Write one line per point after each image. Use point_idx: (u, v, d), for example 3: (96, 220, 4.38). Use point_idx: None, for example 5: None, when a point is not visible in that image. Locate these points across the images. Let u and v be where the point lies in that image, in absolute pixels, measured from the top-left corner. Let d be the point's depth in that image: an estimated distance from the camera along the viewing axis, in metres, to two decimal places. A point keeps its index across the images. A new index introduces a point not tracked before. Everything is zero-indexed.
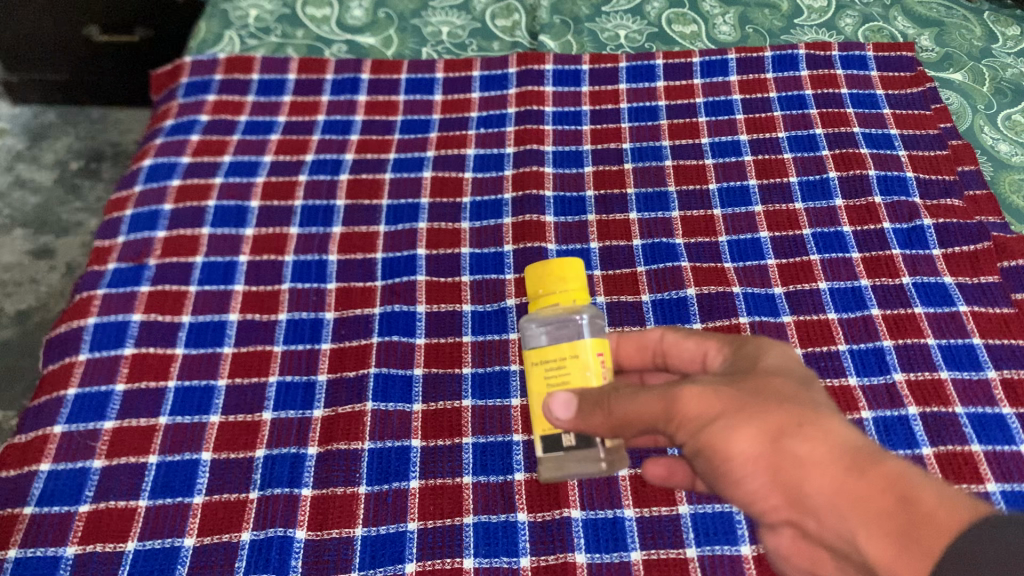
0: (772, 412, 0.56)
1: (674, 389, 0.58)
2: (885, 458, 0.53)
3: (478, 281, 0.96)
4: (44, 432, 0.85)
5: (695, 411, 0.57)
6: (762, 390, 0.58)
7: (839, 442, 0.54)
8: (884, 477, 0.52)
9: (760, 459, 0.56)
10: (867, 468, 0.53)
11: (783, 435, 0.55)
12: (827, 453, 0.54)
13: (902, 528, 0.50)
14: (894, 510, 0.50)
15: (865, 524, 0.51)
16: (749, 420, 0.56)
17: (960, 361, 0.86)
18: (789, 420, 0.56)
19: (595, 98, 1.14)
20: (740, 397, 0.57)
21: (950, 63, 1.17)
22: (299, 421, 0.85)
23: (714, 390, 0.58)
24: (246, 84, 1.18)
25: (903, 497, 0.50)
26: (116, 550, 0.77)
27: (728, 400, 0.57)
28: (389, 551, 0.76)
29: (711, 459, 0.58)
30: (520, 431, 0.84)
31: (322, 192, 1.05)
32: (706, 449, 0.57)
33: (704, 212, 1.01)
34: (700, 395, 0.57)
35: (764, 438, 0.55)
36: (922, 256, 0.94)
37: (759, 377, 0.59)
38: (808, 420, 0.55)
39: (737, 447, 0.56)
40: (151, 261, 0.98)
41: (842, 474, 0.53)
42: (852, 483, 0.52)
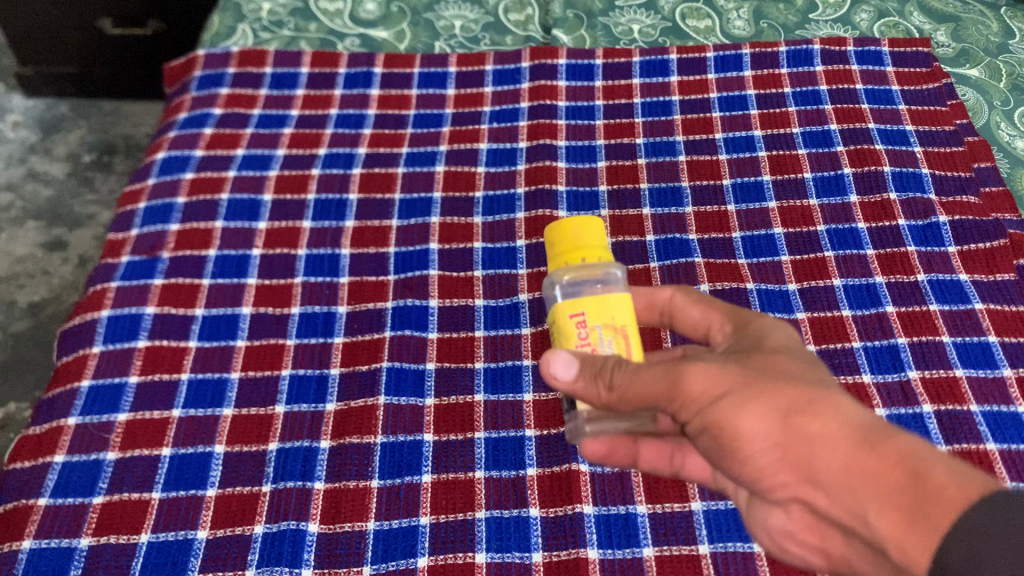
0: (781, 389, 0.56)
1: (678, 366, 0.57)
2: (896, 434, 0.53)
3: (490, 276, 0.96)
4: (59, 424, 0.85)
5: (700, 388, 0.56)
6: (769, 368, 0.57)
7: (849, 419, 0.55)
8: (896, 453, 0.52)
9: (770, 436, 0.55)
10: (878, 444, 0.53)
11: (795, 413, 0.55)
12: (838, 431, 0.54)
13: (914, 503, 0.50)
14: (906, 486, 0.51)
15: (877, 500, 0.52)
16: (758, 396, 0.55)
17: (975, 359, 0.85)
18: (799, 398, 0.55)
19: (608, 93, 1.14)
20: (747, 375, 0.57)
21: (966, 58, 1.17)
22: (312, 414, 0.86)
23: (720, 368, 0.57)
24: (259, 77, 1.18)
25: (914, 473, 0.51)
26: (130, 542, 0.77)
27: (735, 376, 0.56)
28: (402, 545, 0.76)
29: (719, 437, 0.57)
30: (533, 426, 0.84)
31: (335, 186, 1.05)
32: (714, 428, 0.56)
33: (718, 207, 1.00)
34: (706, 372, 0.56)
35: (775, 416, 0.55)
36: (937, 253, 0.94)
37: (765, 357, 0.59)
38: (819, 399, 0.55)
39: (746, 425, 0.55)
40: (165, 254, 0.99)
41: (854, 450, 0.53)
42: (863, 459, 0.53)
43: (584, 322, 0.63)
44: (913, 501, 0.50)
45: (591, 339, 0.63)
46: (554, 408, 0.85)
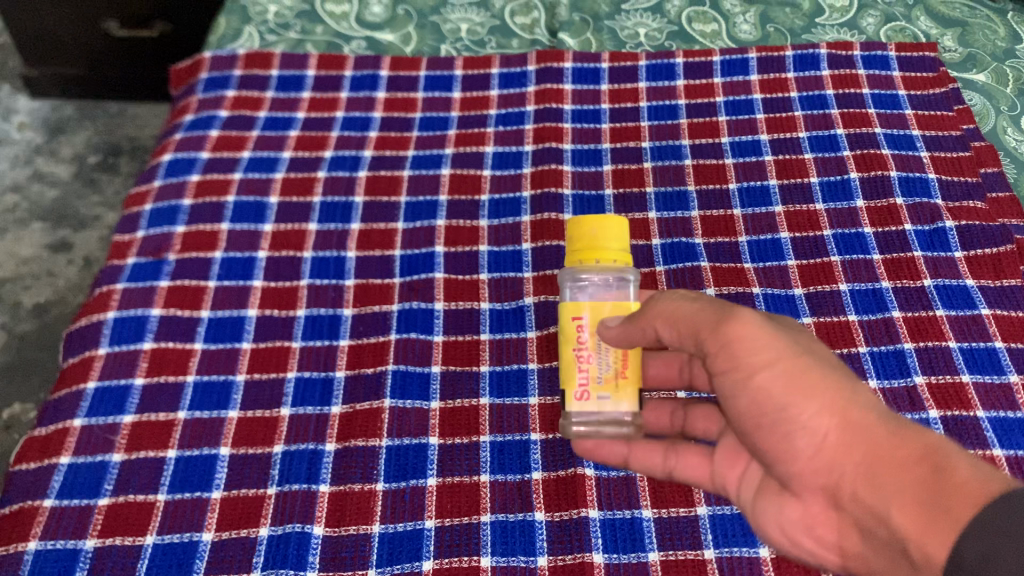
0: (825, 371, 0.62)
1: (734, 314, 0.62)
2: (923, 431, 0.59)
3: (496, 279, 0.96)
4: (64, 425, 0.85)
5: (751, 344, 0.61)
6: (815, 351, 0.63)
7: (881, 412, 0.61)
8: (922, 447, 0.58)
9: (814, 407, 0.60)
10: (906, 437, 0.59)
11: (836, 395, 0.61)
12: (871, 417, 0.60)
13: (932, 491, 0.56)
14: (926, 475, 0.56)
15: (899, 486, 0.57)
16: (806, 371, 0.61)
17: (982, 364, 0.85)
18: (841, 384, 0.61)
19: (614, 97, 1.14)
20: (798, 348, 0.62)
21: (973, 63, 1.17)
22: (316, 417, 0.86)
23: (773, 334, 0.62)
24: (265, 79, 1.18)
25: (937, 466, 0.56)
26: (135, 544, 0.77)
27: (789, 347, 0.62)
28: (406, 549, 0.76)
29: (759, 401, 0.61)
30: (538, 430, 0.84)
31: (341, 189, 1.05)
32: (756, 392, 0.61)
33: (724, 212, 1.00)
34: (761, 333, 0.62)
35: (818, 391, 0.60)
36: (943, 258, 0.94)
37: (811, 343, 0.65)
38: (858, 388, 0.61)
39: (793, 391, 0.60)
40: (171, 256, 0.99)
41: (883, 437, 0.59)
42: (891, 446, 0.59)
43: (584, 326, 0.68)
44: (932, 490, 0.55)
45: (589, 343, 0.68)
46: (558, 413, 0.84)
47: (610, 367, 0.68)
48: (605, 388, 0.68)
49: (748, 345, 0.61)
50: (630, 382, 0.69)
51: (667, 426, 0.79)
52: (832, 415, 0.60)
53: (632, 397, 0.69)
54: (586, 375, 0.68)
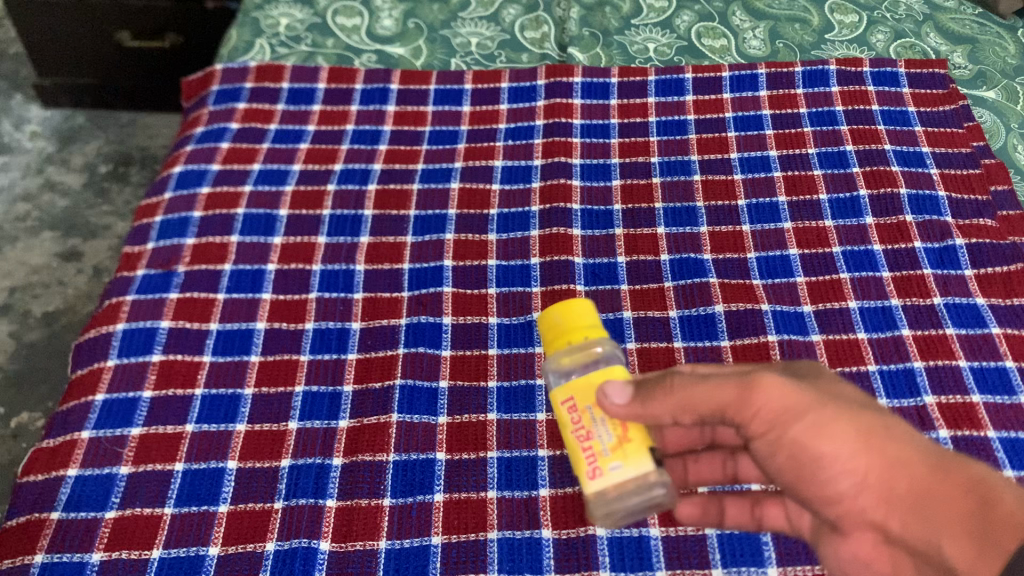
0: (857, 413, 0.59)
1: (751, 378, 0.59)
2: (960, 462, 0.61)
3: (504, 294, 0.96)
4: (73, 438, 0.85)
5: (775, 401, 0.58)
6: (838, 393, 0.61)
7: (922, 447, 0.60)
8: (963, 480, 0.60)
9: (852, 456, 0.58)
10: (948, 469, 0.60)
11: (873, 436, 0.59)
12: (914, 456, 0.59)
13: (979, 525, 0.58)
14: (973, 508, 0.58)
15: (947, 523, 0.59)
16: (836, 419, 0.59)
17: (992, 384, 0.85)
18: (874, 422, 0.59)
19: (623, 111, 1.14)
20: (820, 396, 0.60)
21: (983, 80, 1.16)
22: (324, 431, 0.86)
23: (791, 384, 0.59)
24: (276, 92, 1.19)
25: (982, 500, 0.59)
26: (141, 557, 0.77)
27: (814, 397, 0.59)
28: (413, 565, 0.76)
29: (797, 456, 0.59)
30: (546, 446, 0.83)
31: (350, 202, 1.05)
32: (792, 446, 0.59)
33: (733, 227, 1.00)
34: (780, 389, 0.58)
35: (857, 437, 0.58)
36: (954, 277, 0.93)
37: (831, 383, 0.62)
38: (891, 424, 0.60)
39: (828, 444, 0.58)
40: (180, 268, 0.99)
41: (929, 476, 0.59)
42: (937, 483, 0.59)
43: (574, 406, 0.62)
44: (981, 525, 0.58)
45: (585, 420, 0.62)
46: None
47: (611, 434, 0.61)
48: (615, 457, 0.61)
49: (773, 408, 0.58)
50: (639, 444, 0.61)
51: (719, 473, 0.76)
52: (874, 457, 0.58)
53: (647, 458, 0.61)
54: (592, 450, 0.61)
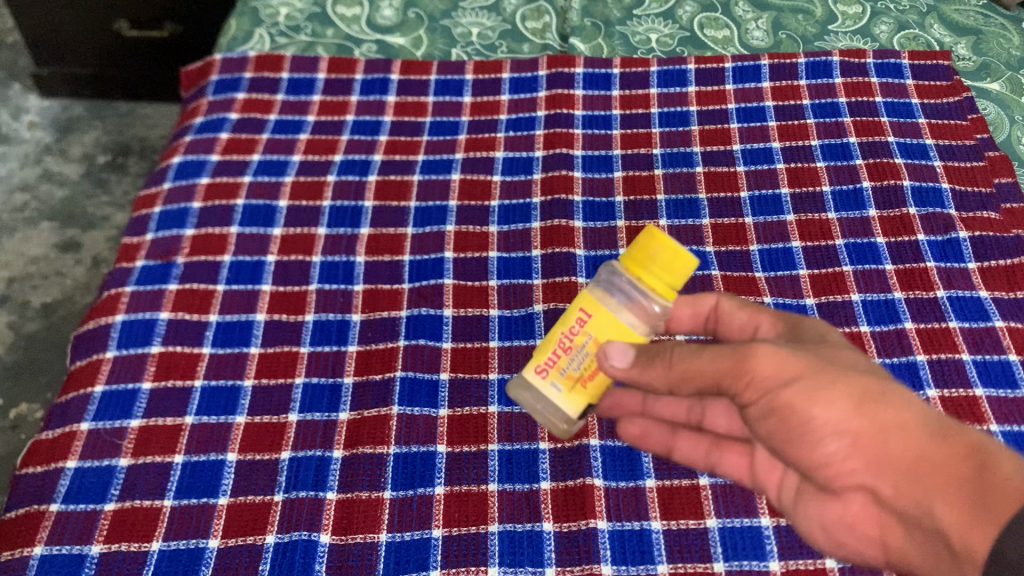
0: (852, 379, 0.61)
1: (748, 348, 0.61)
2: (965, 429, 0.60)
3: (505, 286, 0.96)
4: (72, 429, 0.85)
5: (769, 369, 0.61)
6: (836, 359, 0.63)
7: (921, 412, 0.61)
8: (965, 445, 0.59)
9: (841, 421, 0.60)
10: (947, 434, 0.59)
11: (866, 401, 0.61)
12: (909, 421, 0.60)
13: (974, 489, 0.56)
14: (970, 474, 0.57)
15: (941, 488, 0.58)
16: (828, 384, 0.61)
17: (995, 378, 0.84)
18: (870, 387, 0.61)
19: (625, 102, 1.13)
20: (816, 363, 0.62)
21: (987, 72, 1.16)
22: (324, 423, 0.85)
23: (787, 353, 0.61)
24: (276, 82, 1.18)
25: (981, 464, 0.57)
26: (141, 550, 0.77)
27: (809, 363, 0.62)
28: (413, 558, 0.76)
29: (788, 419, 0.62)
30: (547, 439, 0.83)
31: (351, 193, 1.05)
32: (784, 409, 0.61)
33: (736, 220, 0.99)
34: (776, 358, 0.61)
35: (849, 402, 0.61)
36: (957, 270, 0.93)
37: (832, 349, 0.65)
38: (889, 391, 0.61)
39: (818, 409, 0.61)
40: (179, 259, 0.98)
41: (924, 441, 0.59)
42: (932, 448, 0.59)
43: (584, 321, 0.67)
44: (976, 489, 0.56)
45: (575, 338, 0.68)
46: None
47: (579, 368, 0.68)
48: (562, 380, 0.69)
49: (766, 376, 0.61)
50: (587, 391, 0.69)
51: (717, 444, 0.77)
52: (866, 421, 0.60)
53: (579, 406, 0.69)
54: (556, 359, 0.69)
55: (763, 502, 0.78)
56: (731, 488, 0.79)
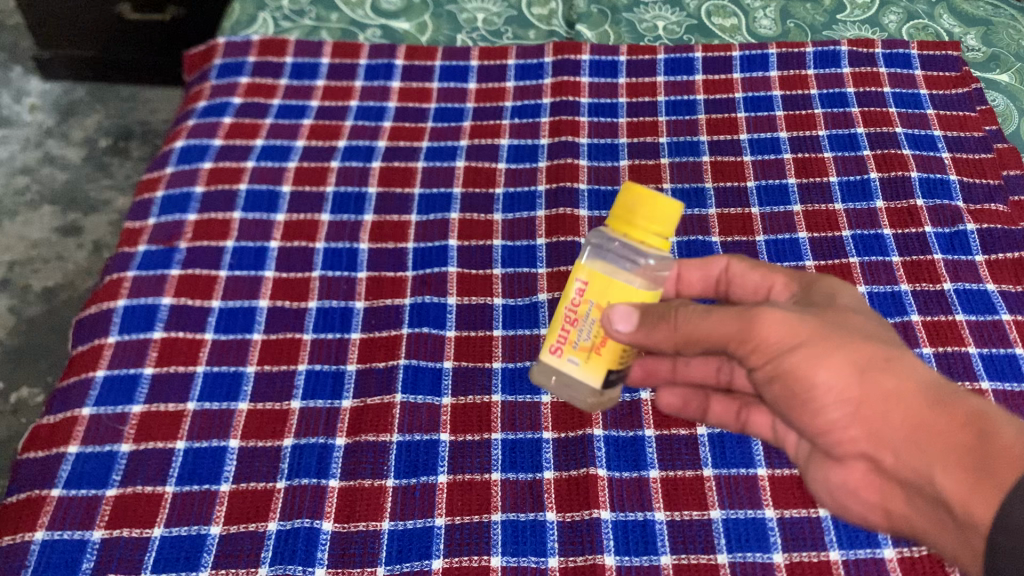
0: (857, 345, 0.63)
1: (755, 312, 0.62)
2: (964, 396, 0.62)
3: (510, 275, 0.95)
4: (73, 414, 0.85)
5: (775, 334, 0.62)
6: (841, 324, 0.65)
7: (921, 379, 0.63)
8: (965, 413, 0.61)
9: (844, 386, 0.62)
10: (947, 403, 0.62)
11: (868, 365, 0.63)
12: (910, 389, 0.62)
13: (976, 459, 0.59)
14: (971, 443, 0.59)
15: (942, 455, 0.61)
16: (833, 350, 0.63)
17: (1002, 371, 0.84)
18: (875, 354, 0.63)
19: (632, 90, 1.12)
20: (821, 328, 0.63)
21: (996, 63, 1.15)
22: (327, 411, 0.85)
23: (793, 318, 0.63)
24: (280, 66, 1.17)
25: (982, 433, 0.59)
26: (142, 536, 0.77)
27: (813, 328, 0.63)
28: (416, 547, 0.76)
29: (791, 384, 0.64)
30: (550, 429, 0.83)
31: (354, 179, 1.04)
32: (787, 376, 0.63)
33: (742, 210, 0.99)
34: (783, 322, 0.62)
35: (853, 368, 0.62)
36: (964, 262, 0.92)
37: (837, 312, 0.66)
38: (892, 356, 0.63)
39: (821, 375, 0.62)
40: (182, 244, 0.98)
41: (925, 409, 0.62)
42: (933, 416, 0.62)
43: (582, 291, 0.67)
44: (978, 458, 0.59)
45: (578, 310, 0.68)
46: (571, 411, 0.84)
47: (589, 338, 0.68)
48: (576, 353, 0.69)
49: (773, 340, 0.62)
50: (604, 359, 0.68)
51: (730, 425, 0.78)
52: (868, 388, 0.62)
53: (599, 374, 0.68)
54: (566, 335, 0.69)
55: (767, 494, 0.77)
56: (735, 479, 0.78)
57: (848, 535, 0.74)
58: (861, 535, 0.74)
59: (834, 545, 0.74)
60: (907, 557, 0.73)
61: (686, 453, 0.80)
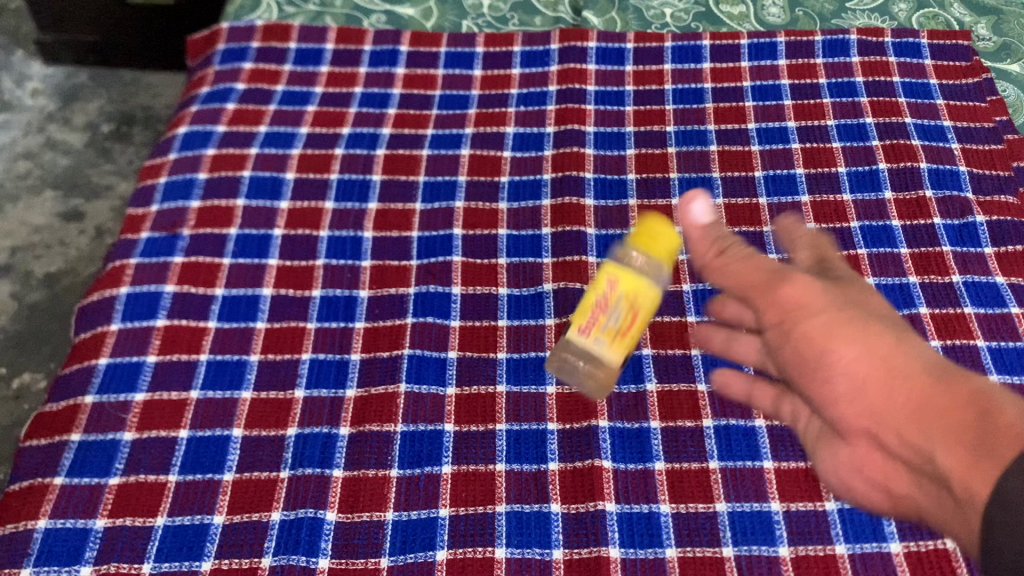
0: (872, 329, 0.68)
1: (782, 273, 0.73)
2: (972, 379, 0.62)
3: (515, 264, 0.94)
4: (76, 401, 0.84)
5: (794, 294, 0.71)
6: (863, 303, 0.71)
7: (929, 364, 0.64)
8: (966, 391, 0.60)
9: (853, 357, 0.67)
10: (951, 384, 0.62)
11: (883, 345, 0.66)
12: (919, 368, 0.64)
13: (977, 436, 0.57)
14: (971, 420, 0.58)
15: (941, 431, 0.60)
16: (848, 322, 0.68)
17: (1011, 365, 0.83)
18: (890, 341, 0.67)
19: (639, 78, 1.11)
20: (842, 301, 0.70)
21: (1007, 52, 1.13)
22: (331, 400, 0.84)
23: (813, 285, 0.71)
24: (284, 52, 1.16)
25: (983, 411, 0.58)
26: (145, 525, 0.77)
27: (834, 301, 0.70)
28: (420, 537, 0.75)
29: (800, 346, 0.70)
30: (556, 420, 0.82)
31: (359, 166, 1.03)
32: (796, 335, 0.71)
33: (750, 200, 0.98)
34: (801, 287, 0.71)
35: (866, 346, 0.67)
36: (973, 254, 0.91)
37: (865, 294, 0.72)
38: (904, 340, 0.67)
39: (835, 348, 0.68)
40: (185, 231, 0.97)
41: (929, 388, 0.63)
42: (935, 392, 0.62)
43: (614, 283, 0.72)
44: (979, 434, 0.57)
45: (611, 298, 0.72)
46: (576, 402, 0.83)
47: (617, 323, 0.72)
48: (603, 335, 0.73)
49: (790, 300, 0.71)
50: (628, 339, 0.73)
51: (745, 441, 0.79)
52: (874, 361, 0.66)
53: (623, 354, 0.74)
54: (595, 319, 0.73)
55: (773, 487, 0.77)
56: (742, 472, 0.78)
57: (854, 529, 0.74)
58: (868, 529, 0.74)
59: (840, 539, 0.74)
60: (913, 552, 0.72)
61: (692, 446, 0.80)
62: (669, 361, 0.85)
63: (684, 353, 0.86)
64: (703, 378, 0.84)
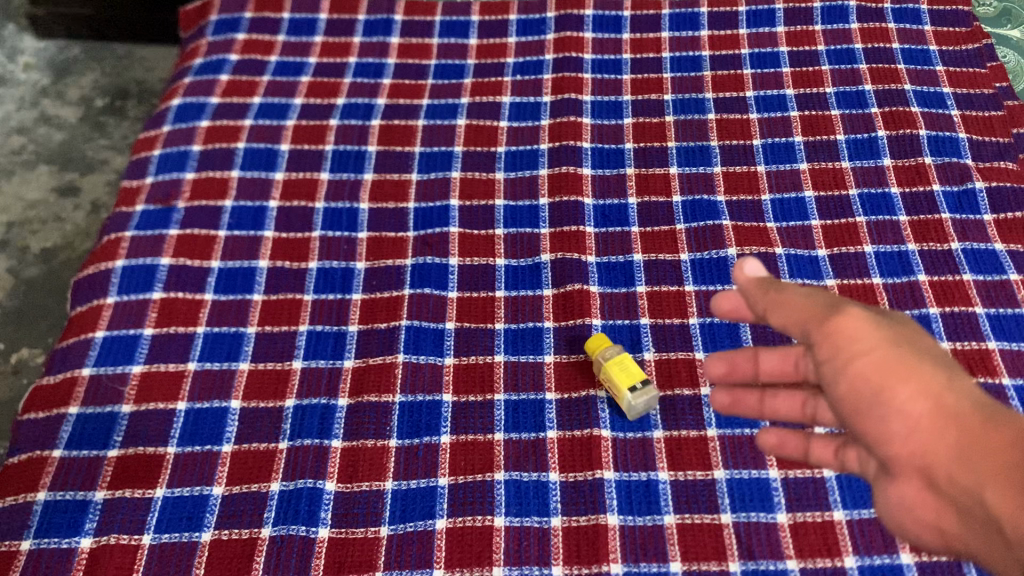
0: (930, 370, 0.52)
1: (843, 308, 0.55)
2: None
3: (512, 235, 0.94)
4: (73, 374, 0.84)
5: (853, 331, 0.54)
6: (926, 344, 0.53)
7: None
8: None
9: (912, 394, 0.51)
10: None
11: (941, 383, 0.51)
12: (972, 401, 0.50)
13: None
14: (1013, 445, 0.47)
15: (993, 472, 0.47)
16: (904, 359, 0.52)
17: (1009, 332, 0.83)
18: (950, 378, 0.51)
19: (636, 46, 1.10)
20: (899, 338, 0.53)
21: (1008, 18, 1.12)
22: (329, 371, 0.84)
23: (877, 325, 0.54)
24: (277, 22, 1.15)
25: None
26: (145, 496, 0.77)
27: (889, 336, 0.53)
28: (419, 506, 0.76)
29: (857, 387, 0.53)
30: (554, 389, 0.82)
31: (354, 137, 1.02)
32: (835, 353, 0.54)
33: (748, 168, 0.97)
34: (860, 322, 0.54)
35: (926, 388, 0.51)
36: (972, 221, 0.91)
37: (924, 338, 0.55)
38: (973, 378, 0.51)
39: (891, 382, 0.52)
40: (180, 204, 0.97)
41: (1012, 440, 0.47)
42: (986, 428, 0.49)
43: None
44: None
45: None
46: (574, 371, 0.83)
47: None
48: None
49: (848, 335, 0.54)
50: None
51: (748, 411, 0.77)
52: (931, 399, 0.50)
53: None
54: None
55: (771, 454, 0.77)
56: (740, 439, 0.78)
57: (851, 495, 0.74)
58: (865, 494, 0.74)
59: (838, 505, 0.74)
60: None
61: (690, 414, 0.80)
62: (667, 331, 0.85)
63: (683, 323, 0.86)
64: (701, 346, 0.84)
